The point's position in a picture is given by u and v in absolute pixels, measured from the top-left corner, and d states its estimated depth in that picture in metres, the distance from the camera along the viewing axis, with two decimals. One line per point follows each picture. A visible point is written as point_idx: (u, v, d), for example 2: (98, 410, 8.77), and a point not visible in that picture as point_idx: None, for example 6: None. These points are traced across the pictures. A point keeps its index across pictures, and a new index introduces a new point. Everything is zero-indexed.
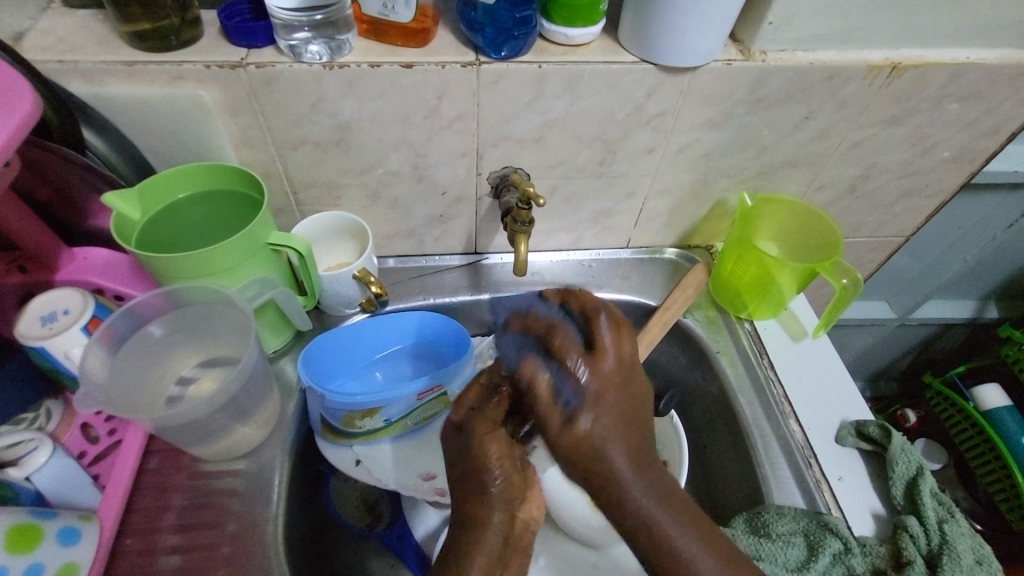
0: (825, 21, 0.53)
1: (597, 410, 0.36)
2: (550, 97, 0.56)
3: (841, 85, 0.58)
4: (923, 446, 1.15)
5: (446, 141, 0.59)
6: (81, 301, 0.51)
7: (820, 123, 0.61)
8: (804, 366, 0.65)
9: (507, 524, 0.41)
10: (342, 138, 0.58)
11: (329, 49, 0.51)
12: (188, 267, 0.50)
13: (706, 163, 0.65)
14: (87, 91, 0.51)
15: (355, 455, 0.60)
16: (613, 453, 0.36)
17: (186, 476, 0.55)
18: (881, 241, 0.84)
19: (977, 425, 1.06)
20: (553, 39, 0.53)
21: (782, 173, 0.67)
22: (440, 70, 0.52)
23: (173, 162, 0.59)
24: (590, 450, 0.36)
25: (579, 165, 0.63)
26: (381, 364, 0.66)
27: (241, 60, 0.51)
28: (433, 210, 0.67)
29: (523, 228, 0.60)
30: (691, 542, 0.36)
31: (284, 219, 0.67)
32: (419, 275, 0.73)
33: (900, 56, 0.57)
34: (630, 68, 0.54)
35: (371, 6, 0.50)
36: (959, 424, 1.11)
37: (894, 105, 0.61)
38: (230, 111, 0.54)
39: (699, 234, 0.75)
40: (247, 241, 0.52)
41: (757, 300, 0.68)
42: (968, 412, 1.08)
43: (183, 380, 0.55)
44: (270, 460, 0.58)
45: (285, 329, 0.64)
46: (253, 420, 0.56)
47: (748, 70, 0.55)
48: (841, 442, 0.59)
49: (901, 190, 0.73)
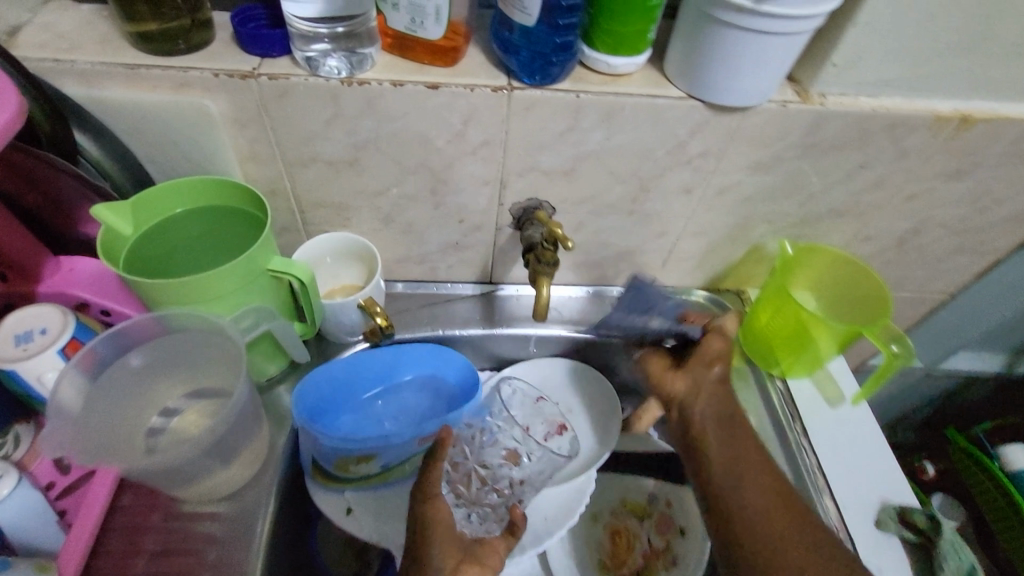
0: (893, 66, 0.48)
1: (716, 395, 0.59)
2: (586, 129, 0.51)
3: (905, 135, 0.53)
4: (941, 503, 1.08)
5: (468, 169, 0.55)
6: (61, 320, 0.47)
7: (876, 173, 0.56)
8: (841, 435, 0.60)
9: None
10: (357, 158, 0.53)
11: (349, 63, 0.47)
12: (178, 291, 0.45)
13: (746, 207, 0.60)
14: (84, 94, 0.47)
15: (347, 502, 0.56)
16: (710, 427, 0.56)
17: (161, 517, 0.50)
18: (924, 297, 0.78)
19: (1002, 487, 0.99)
20: (594, 67, 0.49)
21: (828, 221, 0.62)
22: (469, 93, 0.48)
23: (172, 174, 0.54)
24: (727, 505, 0.52)
25: (610, 201, 0.59)
26: (382, 396, 0.61)
27: (253, 70, 0.46)
28: (449, 238, 0.63)
29: (547, 269, 0.55)
30: (776, 500, 0.51)
31: (288, 238, 0.62)
32: (429, 303, 0.69)
33: (972, 108, 0.52)
34: (676, 104, 0.49)
35: (398, 20, 0.46)
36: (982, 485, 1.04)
37: (958, 158, 0.56)
38: (238, 123, 0.50)
39: (731, 279, 0.70)
40: (243, 268, 0.47)
41: (792, 358, 0.62)
42: (994, 473, 1.01)
43: (166, 412, 0.51)
44: (254, 504, 0.53)
45: (281, 358, 0.59)
46: (239, 460, 0.51)
47: (805, 114, 0.50)
48: (882, 528, 0.53)
49: (952, 247, 0.68)
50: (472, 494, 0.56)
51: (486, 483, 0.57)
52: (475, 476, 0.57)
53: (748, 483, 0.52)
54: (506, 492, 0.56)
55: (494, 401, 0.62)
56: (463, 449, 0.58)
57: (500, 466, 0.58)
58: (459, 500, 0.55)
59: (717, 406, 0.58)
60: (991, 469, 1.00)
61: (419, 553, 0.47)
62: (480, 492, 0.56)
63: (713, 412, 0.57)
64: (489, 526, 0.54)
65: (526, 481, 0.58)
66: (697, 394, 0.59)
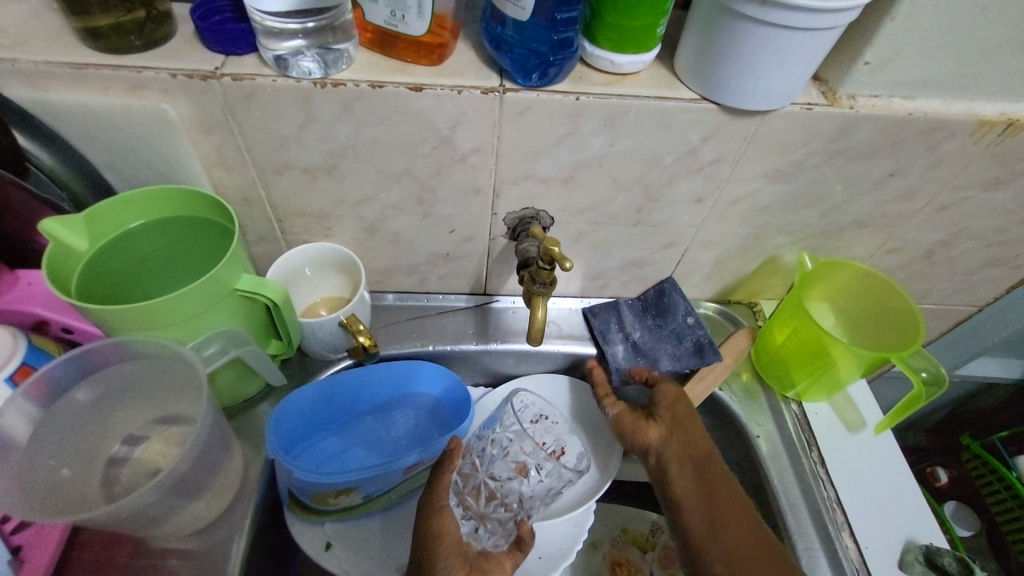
0: (934, 65, 0.43)
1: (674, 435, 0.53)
2: (587, 134, 0.46)
3: (943, 141, 0.47)
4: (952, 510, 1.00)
5: (456, 176, 0.50)
6: (12, 344, 0.44)
7: (907, 182, 0.51)
8: (859, 466, 0.56)
9: None
10: (335, 165, 0.49)
11: (322, 62, 0.42)
12: (130, 318, 0.41)
13: (762, 217, 0.55)
14: (29, 96, 0.43)
15: (326, 537, 0.52)
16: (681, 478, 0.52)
17: (127, 554, 0.47)
18: (950, 309, 0.72)
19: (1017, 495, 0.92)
20: (596, 66, 0.44)
21: (851, 233, 0.57)
22: (456, 95, 0.43)
23: (135, 182, 0.50)
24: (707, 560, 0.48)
25: (613, 211, 0.54)
26: (366, 418, 0.58)
27: (215, 70, 0.42)
28: (438, 248, 0.58)
29: (542, 290, 0.50)
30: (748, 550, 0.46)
31: (266, 247, 0.58)
32: (419, 315, 0.64)
33: (1020, 111, 0.46)
34: (688, 107, 0.44)
35: (377, 13, 0.41)
36: (995, 492, 0.97)
37: (1000, 166, 0.50)
38: (202, 127, 0.45)
39: (743, 291, 0.65)
40: (208, 290, 0.43)
41: (809, 381, 0.58)
42: (1008, 479, 0.94)
43: (131, 439, 0.47)
44: (224, 540, 0.49)
45: (254, 380, 0.54)
46: (208, 495, 0.47)
47: (832, 118, 0.45)
48: (906, 569, 0.50)
49: (985, 259, 0.62)
50: (480, 507, 0.51)
51: (496, 497, 0.52)
52: (484, 491, 0.52)
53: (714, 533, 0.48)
54: (515, 507, 0.52)
55: (505, 413, 0.57)
56: (473, 461, 0.53)
57: (508, 480, 0.52)
58: (466, 513, 0.51)
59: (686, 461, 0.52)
60: (1006, 475, 0.93)
61: (427, 560, 0.45)
62: (488, 507, 0.51)
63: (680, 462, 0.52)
64: (496, 541, 0.50)
65: (536, 497, 0.53)
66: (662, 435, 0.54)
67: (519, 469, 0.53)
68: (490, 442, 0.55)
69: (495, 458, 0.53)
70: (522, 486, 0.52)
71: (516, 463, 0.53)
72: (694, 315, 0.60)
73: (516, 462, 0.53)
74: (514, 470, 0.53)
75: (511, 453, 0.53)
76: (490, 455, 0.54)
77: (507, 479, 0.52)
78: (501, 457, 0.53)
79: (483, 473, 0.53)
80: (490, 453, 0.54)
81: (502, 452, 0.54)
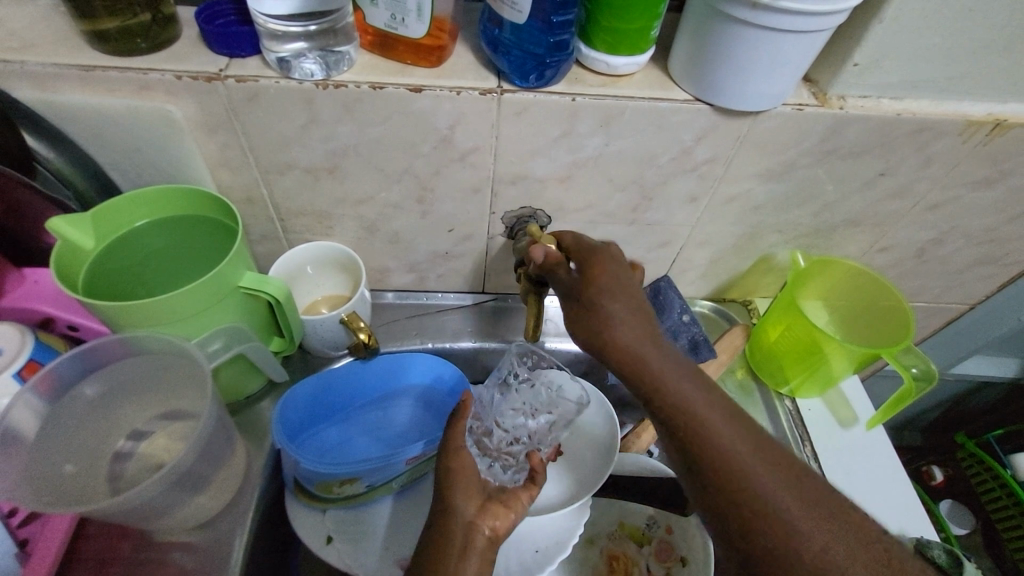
0: (922, 67, 0.44)
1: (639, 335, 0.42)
2: (583, 135, 0.47)
3: (931, 141, 0.48)
4: (947, 508, 1.01)
5: (455, 176, 0.51)
6: (19, 340, 0.44)
7: (897, 181, 0.52)
8: (851, 460, 0.57)
9: (466, 527, 0.44)
10: (336, 165, 0.50)
11: (324, 64, 0.43)
12: (137, 314, 0.41)
13: (755, 216, 0.56)
14: (37, 98, 0.44)
15: (327, 530, 0.52)
16: (688, 395, 0.40)
17: (132, 547, 0.47)
18: (942, 307, 0.74)
19: (1012, 493, 0.93)
20: (592, 68, 0.45)
21: (843, 231, 0.58)
22: (455, 97, 0.44)
23: (139, 182, 0.51)
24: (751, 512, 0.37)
25: (609, 210, 0.55)
26: (370, 408, 0.59)
27: (220, 72, 0.43)
28: (437, 247, 0.59)
29: (540, 290, 0.51)
30: (775, 481, 0.38)
31: (268, 246, 0.59)
32: (419, 314, 0.65)
33: (1006, 112, 0.47)
34: (682, 108, 0.45)
35: (377, 16, 0.41)
36: (992, 493, 0.97)
37: (988, 165, 0.51)
38: (206, 128, 0.46)
39: (738, 289, 0.67)
40: (212, 286, 0.43)
41: (802, 377, 0.59)
42: (1004, 479, 0.94)
43: (136, 434, 0.48)
44: (228, 533, 0.50)
45: (256, 377, 0.55)
46: (212, 488, 0.48)
47: (822, 119, 0.46)
48: None
49: (976, 257, 0.63)
50: (494, 445, 0.54)
51: (508, 436, 0.55)
52: (496, 432, 0.55)
53: (750, 464, 0.38)
54: (526, 442, 0.55)
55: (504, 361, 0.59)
56: (478, 408, 0.57)
57: (515, 419, 0.56)
58: (482, 452, 0.54)
59: (685, 382, 0.41)
60: (1001, 474, 0.93)
61: (446, 493, 0.46)
62: (502, 444, 0.55)
63: (680, 380, 0.41)
64: (513, 477, 0.52)
65: (543, 433, 0.56)
66: (646, 349, 0.42)
67: (523, 408, 0.56)
68: (493, 389, 0.58)
69: (501, 399, 0.57)
70: (528, 423, 0.56)
71: (520, 405, 0.56)
72: (688, 313, 0.60)
73: (519, 403, 0.57)
74: (518, 410, 0.56)
75: (512, 394, 0.57)
76: (494, 400, 0.57)
77: (514, 418, 0.56)
78: (504, 400, 0.57)
79: (489, 418, 0.56)
80: (495, 397, 0.57)
81: (504, 395, 0.57)
